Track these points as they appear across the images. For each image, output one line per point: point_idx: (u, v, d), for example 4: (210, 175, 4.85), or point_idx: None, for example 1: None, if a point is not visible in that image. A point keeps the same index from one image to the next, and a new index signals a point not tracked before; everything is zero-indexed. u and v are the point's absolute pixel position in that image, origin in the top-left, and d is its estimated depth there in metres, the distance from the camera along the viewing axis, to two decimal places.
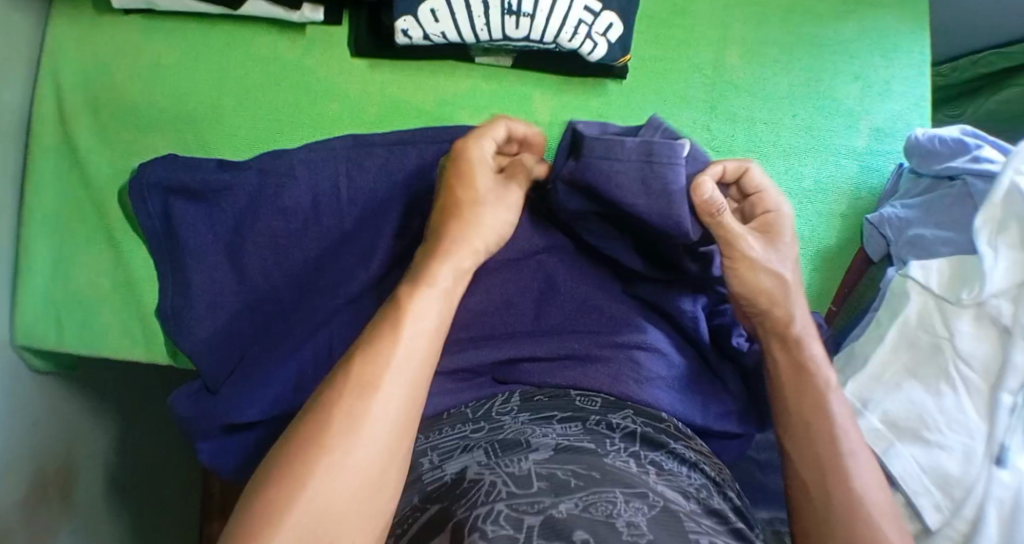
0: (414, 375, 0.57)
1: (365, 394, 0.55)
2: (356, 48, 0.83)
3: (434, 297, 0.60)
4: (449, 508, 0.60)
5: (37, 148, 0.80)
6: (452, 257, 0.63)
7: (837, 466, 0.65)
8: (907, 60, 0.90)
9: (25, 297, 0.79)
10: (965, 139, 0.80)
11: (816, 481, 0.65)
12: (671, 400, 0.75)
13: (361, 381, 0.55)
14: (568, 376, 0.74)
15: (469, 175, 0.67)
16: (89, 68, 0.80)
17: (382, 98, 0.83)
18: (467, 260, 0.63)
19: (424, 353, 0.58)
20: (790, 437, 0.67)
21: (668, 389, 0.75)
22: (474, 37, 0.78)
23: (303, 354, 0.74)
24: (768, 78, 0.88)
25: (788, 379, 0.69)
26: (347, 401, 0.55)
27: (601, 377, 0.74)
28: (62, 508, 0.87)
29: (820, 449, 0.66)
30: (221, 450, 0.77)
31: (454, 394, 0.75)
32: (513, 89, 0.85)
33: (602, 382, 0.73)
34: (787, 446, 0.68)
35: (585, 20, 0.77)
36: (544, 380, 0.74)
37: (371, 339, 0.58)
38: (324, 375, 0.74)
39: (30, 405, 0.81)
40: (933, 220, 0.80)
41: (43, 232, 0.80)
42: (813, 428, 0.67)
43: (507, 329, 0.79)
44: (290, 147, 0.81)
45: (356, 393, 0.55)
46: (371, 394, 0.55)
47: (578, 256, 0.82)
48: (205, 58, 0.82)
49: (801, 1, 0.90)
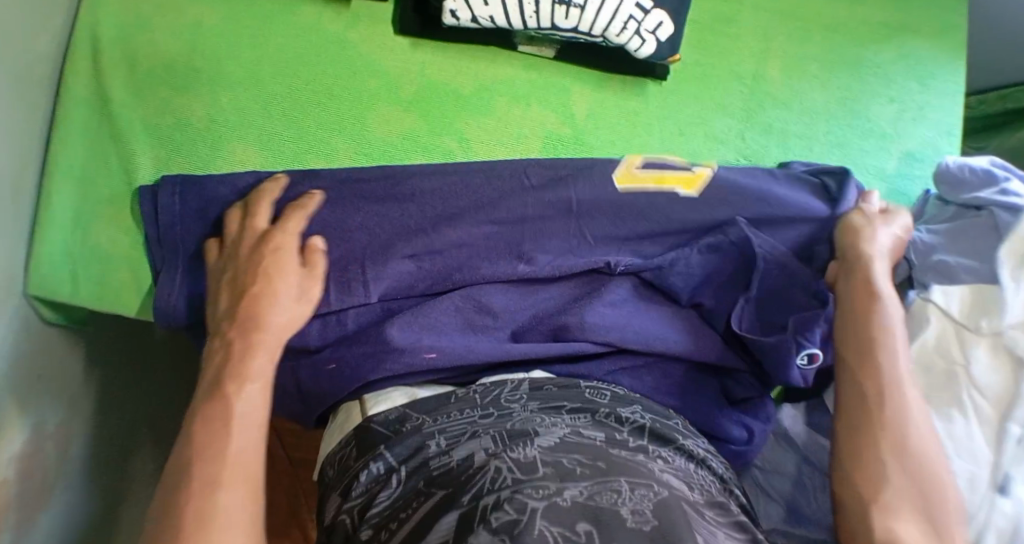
0: (251, 443, 0.65)
1: (209, 492, 0.60)
2: (400, 26, 0.83)
3: (259, 359, 0.68)
4: (453, 494, 0.60)
5: (67, 97, 0.78)
6: (241, 330, 0.70)
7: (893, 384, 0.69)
8: (941, 89, 0.92)
9: (43, 246, 0.77)
10: (993, 170, 0.80)
11: (874, 389, 0.69)
12: (620, 325, 0.78)
13: (206, 482, 0.61)
14: (576, 316, 0.78)
15: (257, 213, 0.75)
16: (127, 22, 0.79)
17: (421, 78, 0.84)
18: (268, 339, 0.70)
19: (255, 450, 0.65)
20: (856, 364, 0.71)
21: (622, 317, 0.79)
22: (522, 23, 0.77)
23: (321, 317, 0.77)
24: (806, 93, 0.89)
25: (864, 311, 0.74)
26: (187, 499, 0.60)
27: (607, 314, 0.79)
28: (60, 461, 0.85)
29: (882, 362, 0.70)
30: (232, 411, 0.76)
31: (467, 341, 0.77)
32: (552, 80, 0.85)
33: (611, 326, 0.78)
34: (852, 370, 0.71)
35: (635, 16, 0.78)
36: (540, 310, 0.80)
37: (197, 436, 0.63)
38: (347, 338, 0.77)
39: (39, 355, 0.80)
40: (956, 248, 0.80)
41: (65, 184, 0.78)
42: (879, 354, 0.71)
43: (519, 313, 0.79)
44: (333, 103, 0.82)
45: (190, 483, 0.61)
46: (216, 489, 0.60)
47: (609, 240, 0.82)
48: (248, 23, 0.81)
49: (844, 21, 0.92)
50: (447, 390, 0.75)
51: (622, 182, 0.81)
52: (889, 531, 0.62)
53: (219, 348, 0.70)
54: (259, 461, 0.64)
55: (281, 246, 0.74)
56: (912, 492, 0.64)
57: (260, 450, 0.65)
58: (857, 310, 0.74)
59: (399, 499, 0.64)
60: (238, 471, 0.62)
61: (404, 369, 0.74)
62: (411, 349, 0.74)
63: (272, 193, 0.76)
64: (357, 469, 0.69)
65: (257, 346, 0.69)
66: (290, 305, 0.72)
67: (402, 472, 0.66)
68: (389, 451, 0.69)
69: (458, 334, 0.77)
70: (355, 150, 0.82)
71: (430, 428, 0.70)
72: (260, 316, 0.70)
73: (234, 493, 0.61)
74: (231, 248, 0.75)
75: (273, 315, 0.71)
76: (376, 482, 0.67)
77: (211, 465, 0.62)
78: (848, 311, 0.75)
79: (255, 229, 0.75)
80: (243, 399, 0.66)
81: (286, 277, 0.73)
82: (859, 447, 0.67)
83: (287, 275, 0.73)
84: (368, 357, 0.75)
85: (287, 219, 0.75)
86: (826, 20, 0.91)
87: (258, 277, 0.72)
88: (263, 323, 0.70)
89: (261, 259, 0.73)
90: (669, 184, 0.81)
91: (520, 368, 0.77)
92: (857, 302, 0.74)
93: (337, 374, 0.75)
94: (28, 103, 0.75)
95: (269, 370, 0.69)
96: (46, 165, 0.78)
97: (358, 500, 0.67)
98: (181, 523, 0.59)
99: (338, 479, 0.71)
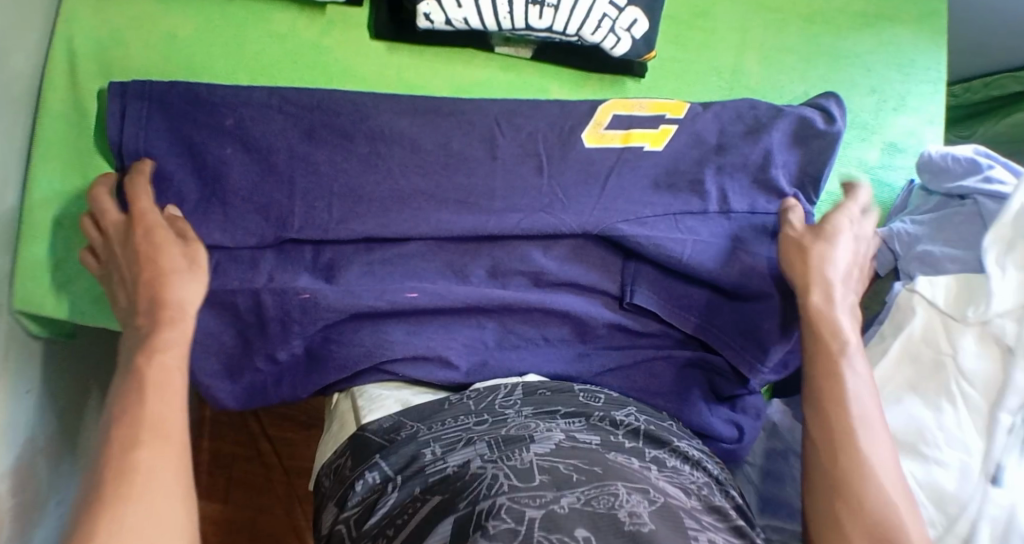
0: (122, 441, 0.61)
1: (128, 451, 0.60)
2: (375, 30, 0.83)
3: (152, 375, 0.65)
4: (451, 500, 0.61)
5: (45, 115, 0.77)
6: (141, 390, 0.64)
7: (830, 369, 0.69)
8: (922, 78, 0.92)
9: (25, 259, 0.77)
10: (977, 159, 0.80)
11: (823, 371, 0.70)
12: (602, 282, 0.82)
13: (125, 440, 0.61)
14: (560, 285, 0.81)
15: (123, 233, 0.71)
16: (104, 38, 0.78)
17: (398, 82, 0.84)
18: (169, 381, 0.65)
19: (174, 389, 0.65)
20: (812, 394, 0.69)
21: (602, 273, 0.82)
22: (497, 25, 0.77)
23: (293, 300, 0.75)
24: (786, 86, 0.89)
25: (820, 315, 0.73)
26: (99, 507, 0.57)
27: (584, 295, 0.82)
28: (51, 473, 0.87)
29: (823, 348, 0.71)
30: (224, 395, 0.77)
31: (450, 333, 0.80)
32: (530, 80, 0.86)
33: (587, 303, 0.82)
34: (809, 400, 0.69)
35: (609, 14, 0.78)
36: (532, 268, 0.80)
37: (113, 405, 0.63)
38: (334, 316, 0.76)
39: (29, 372, 0.80)
40: (942, 237, 0.80)
41: (46, 202, 0.77)
42: (823, 346, 0.71)
43: (504, 276, 0.81)
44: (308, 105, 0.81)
45: (111, 444, 0.61)
46: (133, 452, 0.60)
47: (602, 178, 0.80)
48: (223, 32, 0.81)
49: (822, 12, 0.91)
50: (442, 396, 0.78)
51: (591, 140, 0.81)
52: None
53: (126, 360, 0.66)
54: (178, 431, 0.63)
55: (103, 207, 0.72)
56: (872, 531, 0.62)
57: (155, 425, 0.62)
58: (809, 327, 0.73)
59: (396, 506, 0.65)
60: (159, 428, 0.62)
61: (405, 368, 0.78)
62: (403, 345, 0.78)
63: (104, 188, 0.73)
64: (353, 478, 0.70)
65: (138, 390, 0.64)
66: (169, 328, 0.67)
67: (398, 480, 0.67)
68: (384, 460, 0.69)
69: (446, 316, 0.80)
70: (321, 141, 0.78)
71: (424, 436, 0.71)
72: (161, 306, 0.68)
73: (155, 448, 0.61)
74: (105, 250, 0.72)
75: (175, 291, 0.69)
76: (371, 491, 0.68)
77: (129, 427, 0.61)
78: (811, 337, 0.73)
79: (115, 219, 0.72)
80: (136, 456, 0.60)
81: (167, 249, 0.70)
82: (824, 477, 0.66)
83: (167, 247, 0.70)
84: (363, 357, 0.77)
85: (136, 194, 0.71)
86: (804, 13, 0.91)
87: (142, 286, 0.69)
88: (163, 299, 0.68)
89: (136, 245, 0.70)
90: (636, 142, 0.81)
91: (513, 373, 0.80)
92: (815, 327, 0.72)
93: (329, 366, 0.77)
94: (9, 122, 0.75)
95: (159, 401, 0.64)
96: (27, 185, 0.77)
97: (354, 510, 0.67)
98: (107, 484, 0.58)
99: (334, 489, 0.72)
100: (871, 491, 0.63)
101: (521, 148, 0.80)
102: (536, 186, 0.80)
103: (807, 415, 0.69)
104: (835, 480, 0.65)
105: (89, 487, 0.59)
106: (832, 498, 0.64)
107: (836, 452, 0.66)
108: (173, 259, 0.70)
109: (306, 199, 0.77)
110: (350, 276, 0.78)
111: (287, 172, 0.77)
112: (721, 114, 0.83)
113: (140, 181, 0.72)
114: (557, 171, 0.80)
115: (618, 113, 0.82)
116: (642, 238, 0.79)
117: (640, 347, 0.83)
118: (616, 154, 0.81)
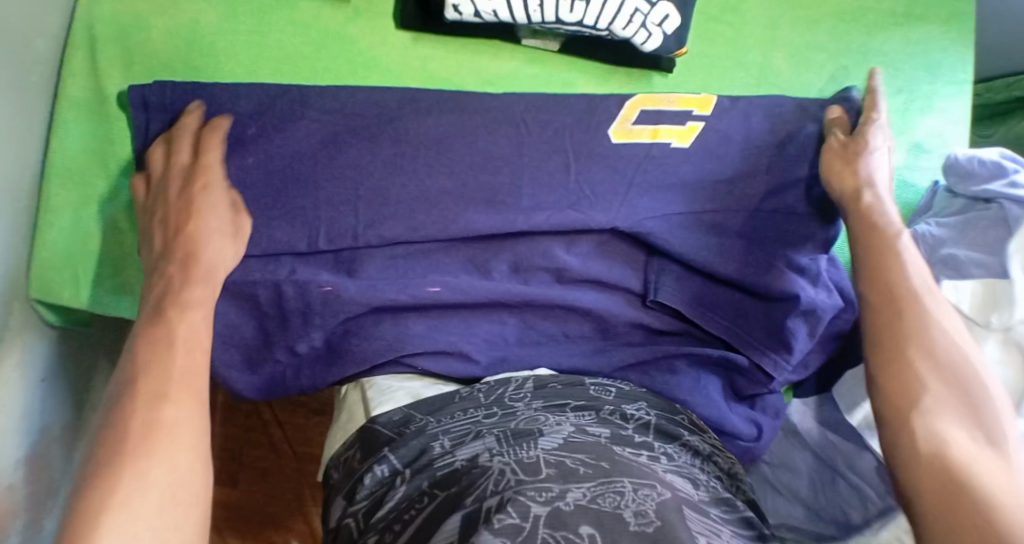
0: (152, 391, 0.60)
1: (154, 403, 0.59)
2: (401, 20, 0.82)
3: (185, 332, 0.64)
4: (457, 495, 0.61)
5: (64, 101, 0.76)
6: (168, 346, 0.63)
7: (889, 251, 0.73)
8: (948, 78, 0.92)
9: (44, 247, 0.76)
10: (1003, 162, 0.80)
11: (875, 243, 0.74)
12: (625, 277, 0.82)
13: (152, 392, 0.59)
14: (582, 281, 0.81)
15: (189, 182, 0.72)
16: (125, 23, 0.77)
17: (423, 73, 0.83)
18: (195, 341, 0.64)
19: (201, 354, 0.64)
20: (863, 271, 0.73)
21: (625, 269, 0.82)
22: (526, 18, 0.76)
23: (316, 293, 0.75)
24: (813, 84, 0.89)
25: (866, 206, 0.76)
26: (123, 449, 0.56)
27: (606, 291, 0.82)
28: (65, 458, 0.87)
29: (875, 232, 0.74)
30: (244, 385, 0.77)
31: (472, 328, 0.79)
32: (557, 73, 0.85)
33: (607, 300, 0.82)
34: (864, 280, 0.72)
35: (641, 9, 0.76)
36: (555, 263, 0.80)
37: (138, 356, 0.62)
38: (358, 309, 0.76)
39: (44, 358, 0.79)
40: (966, 241, 0.80)
41: (65, 189, 0.77)
42: (878, 228, 0.74)
43: (528, 272, 0.81)
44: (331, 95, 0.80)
45: (134, 395, 0.59)
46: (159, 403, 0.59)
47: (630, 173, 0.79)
48: (247, 18, 0.79)
49: (853, 10, 0.90)
50: (453, 389, 0.78)
51: (618, 135, 0.80)
52: (936, 433, 0.62)
53: (148, 314, 0.65)
54: (198, 387, 0.62)
55: (176, 144, 0.73)
56: (959, 385, 0.64)
57: (183, 378, 0.61)
58: (858, 220, 0.76)
59: (404, 498, 0.65)
60: (188, 384, 0.61)
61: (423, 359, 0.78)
62: (425, 338, 0.78)
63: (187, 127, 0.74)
64: (362, 471, 0.70)
65: (166, 348, 0.63)
66: (200, 288, 0.68)
67: (406, 473, 0.67)
68: (393, 453, 0.69)
69: (469, 310, 0.80)
70: (346, 132, 0.77)
71: (433, 429, 0.71)
72: (192, 279, 0.68)
73: (182, 402, 0.60)
74: (157, 184, 0.73)
75: (217, 248, 0.71)
76: (380, 484, 0.68)
77: (155, 378, 0.60)
78: (860, 230, 0.75)
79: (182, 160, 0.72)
80: (165, 410, 0.59)
81: (213, 206, 0.72)
82: (905, 349, 0.67)
83: (216, 209, 0.72)
84: (384, 350, 0.77)
85: (209, 147, 0.73)
86: (833, 10, 0.90)
87: (183, 239, 0.70)
88: (197, 257, 0.69)
89: (190, 196, 0.71)
90: (664, 137, 0.81)
91: (526, 366, 0.81)
92: (863, 216, 0.75)
93: (350, 359, 0.77)
94: (28, 107, 0.73)
95: (195, 361, 0.63)
96: (45, 171, 0.76)
97: (363, 503, 0.67)
98: (136, 430, 0.57)
99: (343, 481, 0.72)
100: (939, 338, 0.67)
101: (545, 143, 0.79)
102: (562, 182, 0.79)
103: (864, 293, 0.72)
104: (916, 340, 0.67)
105: (110, 433, 0.57)
106: (906, 351, 0.67)
107: (903, 312, 0.69)
108: (219, 220, 0.71)
109: (333, 192, 0.76)
110: (371, 270, 0.77)
111: (308, 166, 0.76)
112: (748, 111, 0.83)
113: (216, 134, 0.74)
114: (583, 167, 0.79)
115: (646, 109, 0.81)
116: (667, 237, 0.80)
117: (660, 343, 0.83)
118: (644, 150, 0.80)
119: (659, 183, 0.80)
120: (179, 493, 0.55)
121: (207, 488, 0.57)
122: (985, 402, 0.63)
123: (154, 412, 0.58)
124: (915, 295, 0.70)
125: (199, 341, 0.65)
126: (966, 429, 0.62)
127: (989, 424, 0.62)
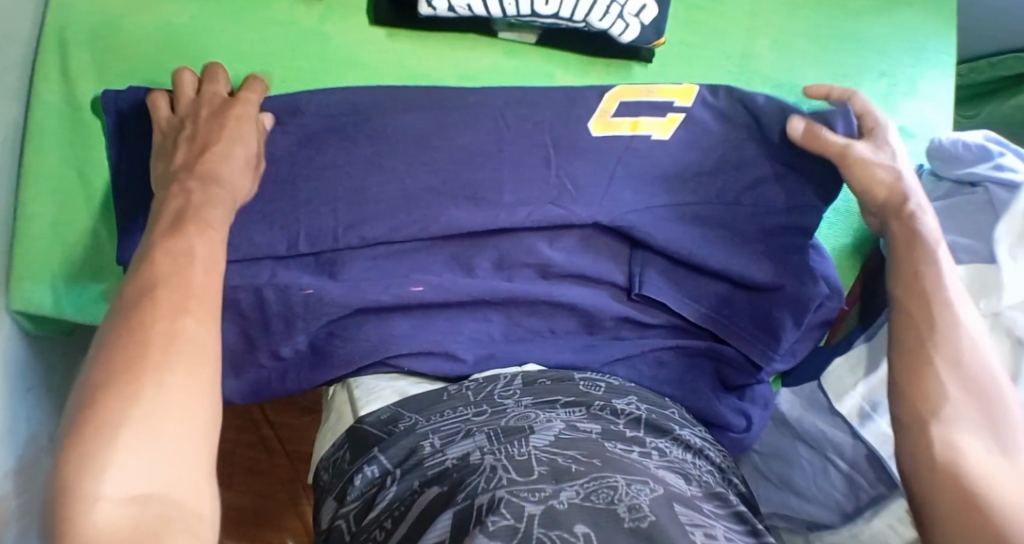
0: (154, 354, 0.55)
1: (158, 366, 0.54)
2: (375, 16, 0.81)
3: (190, 282, 0.59)
4: (449, 494, 0.60)
5: (38, 109, 0.75)
6: (175, 304, 0.57)
7: (922, 249, 0.73)
8: (934, 60, 0.91)
9: (23, 258, 0.75)
10: (988, 146, 0.79)
11: (907, 245, 0.74)
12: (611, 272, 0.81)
13: (157, 350, 0.55)
14: (566, 276, 0.81)
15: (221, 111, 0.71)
16: (97, 28, 0.76)
17: (401, 69, 0.82)
18: (203, 298, 0.59)
19: (210, 309, 0.59)
20: (897, 272, 0.73)
21: (610, 263, 0.81)
22: (502, 12, 0.75)
23: (299, 297, 0.74)
24: (797, 70, 0.87)
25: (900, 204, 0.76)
26: (116, 412, 0.51)
27: (591, 285, 0.82)
28: None
29: (908, 232, 0.74)
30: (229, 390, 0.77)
31: (457, 326, 0.79)
32: (535, 66, 0.84)
33: (594, 295, 0.81)
34: (895, 279, 0.73)
35: (617, 0, 0.75)
36: (539, 259, 0.79)
37: (135, 308, 0.57)
38: (342, 312, 0.75)
39: (27, 369, 0.79)
40: (953, 226, 0.79)
41: (41, 199, 0.76)
42: (912, 228, 0.74)
43: (512, 268, 0.80)
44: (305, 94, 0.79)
45: (127, 352, 0.54)
46: (164, 368, 0.54)
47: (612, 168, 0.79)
48: (220, 19, 0.78)
49: None
50: (440, 386, 0.77)
51: (598, 129, 0.80)
52: (950, 442, 0.62)
53: (148, 261, 0.60)
54: (216, 309, 0.59)
55: (215, 85, 0.74)
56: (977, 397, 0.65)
57: (191, 339, 0.56)
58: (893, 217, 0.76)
59: (395, 499, 0.64)
60: (195, 350, 0.56)
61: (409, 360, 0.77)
62: (410, 339, 0.77)
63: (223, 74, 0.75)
64: (352, 472, 0.70)
65: (169, 297, 0.57)
66: (201, 239, 0.62)
67: (397, 473, 0.67)
68: (382, 454, 0.69)
69: (453, 309, 0.79)
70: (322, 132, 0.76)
71: (423, 428, 0.70)
72: (192, 224, 0.62)
73: (185, 367, 0.55)
74: (188, 109, 0.72)
75: (236, 180, 0.69)
76: (371, 484, 0.67)
77: (163, 337, 0.55)
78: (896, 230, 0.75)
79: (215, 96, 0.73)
80: (167, 375, 0.54)
81: (244, 135, 0.71)
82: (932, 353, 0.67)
83: (245, 141, 0.71)
84: (369, 352, 0.76)
85: (248, 90, 0.74)
86: None
87: (205, 154, 0.68)
88: (220, 179, 0.67)
89: (222, 123, 0.70)
90: (645, 130, 0.80)
91: (513, 363, 0.80)
92: (898, 214, 0.76)
93: (335, 361, 0.76)
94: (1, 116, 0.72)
95: (201, 319, 0.58)
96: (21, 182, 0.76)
97: (354, 505, 0.67)
98: (135, 394, 0.52)
99: (333, 482, 0.72)
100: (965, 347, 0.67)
101: (525, 137, 0.79)
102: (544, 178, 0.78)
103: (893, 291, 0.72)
104: (940, 346, 0.67)
105: (102, 391, 0.52)
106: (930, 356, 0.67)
107: (930, 318, 0.69)
108: (244, 154, 0.70)
109: (314, 194, 0.75)
110: (353, 270, 0.76)
111: (287, 168, 0.75)
112: (731, 99, 0.82)
113: (253, 83, 0.75)
114: (564, 161, 0.79)
115: (626, 101, 0.80)
116: (652, 230, 0.79)
117: (648, 338, 0.83)
118: (625, 144, 0.79)
119: (643, 177, 0.79)
120: (179, 464, 0.52)
121: (206, 462, 0.53)
122: (1006, 418, 0.64)
123: (156, 378, 0.54)
124: (945, 299, 0.70)
125: (205, 295, 0.59)
126: (978, 439, 0.63)
127: (1006, 438, 0.63)
